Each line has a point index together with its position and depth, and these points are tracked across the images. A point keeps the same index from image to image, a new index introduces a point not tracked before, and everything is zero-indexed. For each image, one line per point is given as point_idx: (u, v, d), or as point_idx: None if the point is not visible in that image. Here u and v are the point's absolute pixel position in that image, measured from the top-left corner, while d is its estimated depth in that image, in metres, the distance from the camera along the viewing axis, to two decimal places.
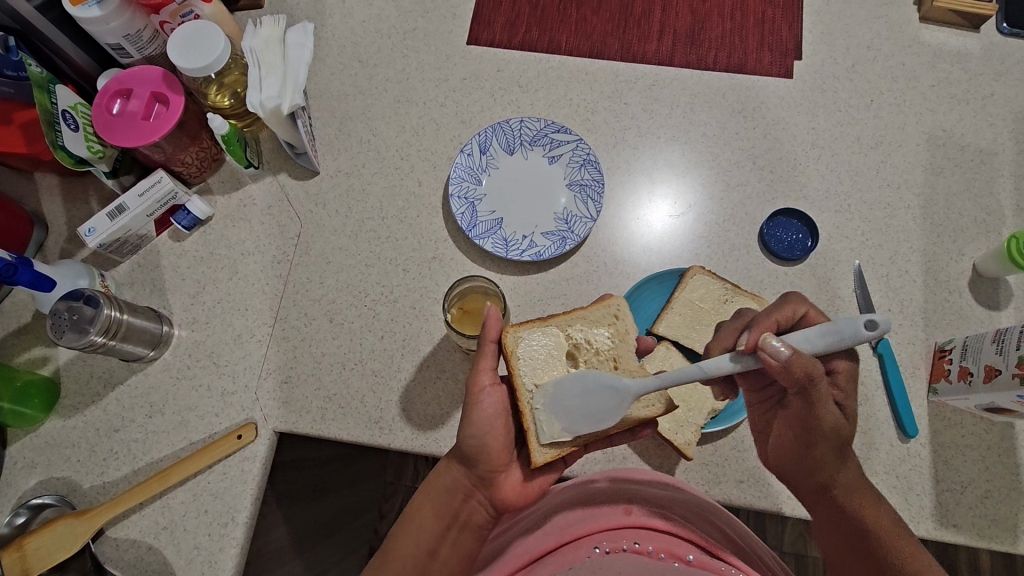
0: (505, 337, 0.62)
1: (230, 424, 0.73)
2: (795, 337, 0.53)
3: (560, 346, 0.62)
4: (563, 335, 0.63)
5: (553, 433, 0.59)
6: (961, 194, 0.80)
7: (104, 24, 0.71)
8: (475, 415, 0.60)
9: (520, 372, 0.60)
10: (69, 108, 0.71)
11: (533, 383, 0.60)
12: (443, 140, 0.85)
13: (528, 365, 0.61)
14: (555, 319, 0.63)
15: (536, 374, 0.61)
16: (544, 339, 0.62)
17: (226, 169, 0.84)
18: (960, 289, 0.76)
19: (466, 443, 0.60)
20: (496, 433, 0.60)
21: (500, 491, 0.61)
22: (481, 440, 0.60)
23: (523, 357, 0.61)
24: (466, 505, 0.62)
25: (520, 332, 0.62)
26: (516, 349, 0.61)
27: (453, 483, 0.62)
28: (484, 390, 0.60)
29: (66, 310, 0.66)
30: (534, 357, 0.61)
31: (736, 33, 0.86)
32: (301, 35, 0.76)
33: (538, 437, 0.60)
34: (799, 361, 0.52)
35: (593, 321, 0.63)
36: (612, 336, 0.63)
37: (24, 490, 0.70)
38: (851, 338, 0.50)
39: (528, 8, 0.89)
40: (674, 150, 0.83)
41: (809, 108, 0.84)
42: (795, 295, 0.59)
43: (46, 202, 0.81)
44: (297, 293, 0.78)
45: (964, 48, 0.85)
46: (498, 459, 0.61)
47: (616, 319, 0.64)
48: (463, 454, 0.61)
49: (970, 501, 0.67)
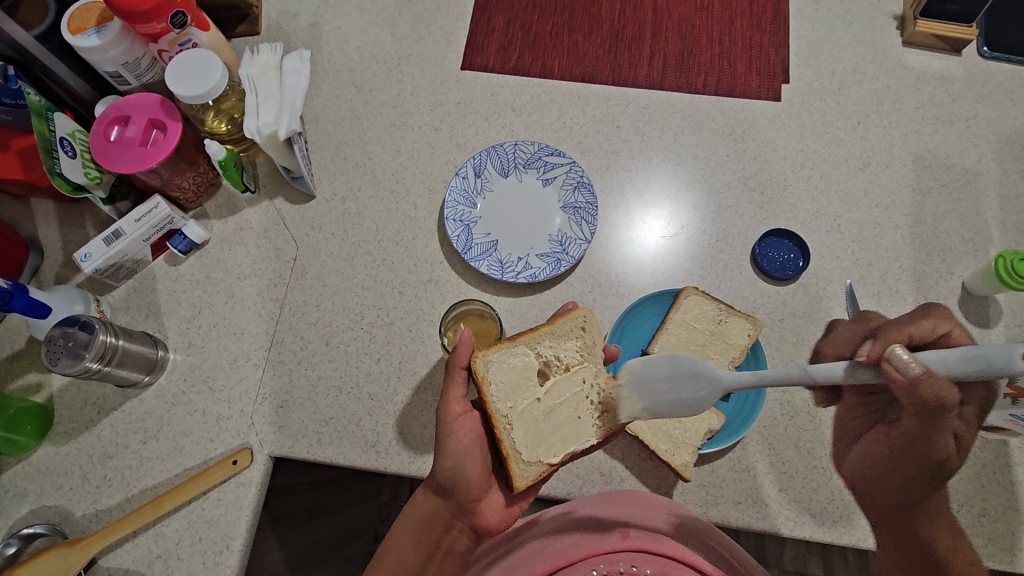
0: (475, 364, 0.61)
1: (225, 449, 0.73)
2: (930, 356, 0.51)
3: (530, 365, 0.62)
4: (532, 354, 0.63)
5: (533, 447, 0.60)
6: (948, 214, 0.81)
7: (104, 53, 0.72)
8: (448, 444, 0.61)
9: (493, 398, 0.61)
10: (67, 135, 0.71)
11: (506, 405, 0.61)
12: (439, 163, 0.86)
13: (500, 389, 0.61)
14: (522, 337, 0.63)
15: (508, 397, 0.61)
16: (513, 359, 0.62)
17: (222, 193, 0.84)
18: (950, 308, 0.77)
19: (443, 474, 0.61)
20: (473, 464, 0.61)
21: (480, 518, 0.63)
22: (460, 470, 0.61)
23: (494, 381, 0.61)
24: (447, 535, 0.62)
25: (488, 356, 0.62)
26: (486, 373, 0.61)
27: (430, 513, 0.63)
28: (455, 420, 0.61)
29: (61, 337, 0.65)
30: (504, 380, 0.61)
31: (725, 58, 0.88)
32: (297, 61, 0.76)
33: (517, 457, 0.61)
34: (931, 384, 0.51)
35: (561, 336, 0.64)
36: (580, 350, 0.63)
37: (15, 519, 0.69)
38: (1001, 367, 0.46)
39: (522, 34, 0.90)
40: (667, 172, 0.84)
41: (798, 130, 0.85)
42: (940, 310, 0.59)
43: (42, 227, 0.81)
44: (293, 317, 0.78)
45: (946, 71, 0.87)
46: (477, 488, 0.62)
47: (584, 330, 0.64)
48: (440, 485, 0.62)
49: (967, 519, 0.67)
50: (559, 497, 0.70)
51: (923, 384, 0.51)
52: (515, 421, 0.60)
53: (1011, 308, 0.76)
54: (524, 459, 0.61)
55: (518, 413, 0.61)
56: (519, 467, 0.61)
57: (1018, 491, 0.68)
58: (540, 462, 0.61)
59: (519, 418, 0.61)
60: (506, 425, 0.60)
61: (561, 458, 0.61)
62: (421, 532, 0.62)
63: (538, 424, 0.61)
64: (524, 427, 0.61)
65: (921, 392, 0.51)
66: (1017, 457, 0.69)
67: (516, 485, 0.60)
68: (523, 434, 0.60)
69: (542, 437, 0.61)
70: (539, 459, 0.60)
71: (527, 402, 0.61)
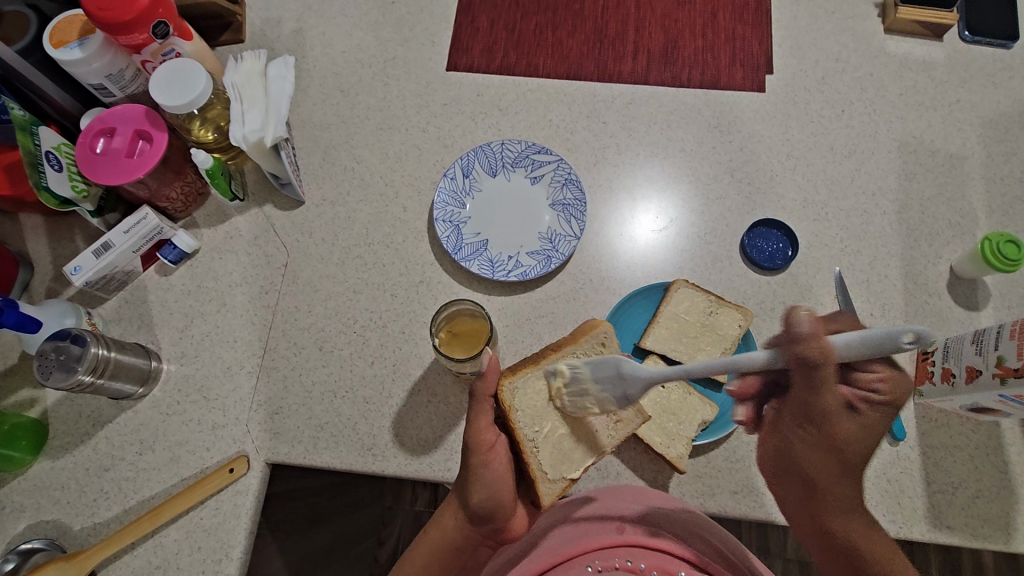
0: (501, 392, 0.61)
1: (222, 457, 0.73)
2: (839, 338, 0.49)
3: (553, 386, 0.62)
4: None
5: (560, 465, 0.62)
6: (934, 199, 0.82)
7: (86, 65, 0.72)
8: (480, 473, 0.61)
9: (521, 423, 0.61)
10: (52, 149, 0.71)
11: (533, 430, 0.61)
12: (427, 165, 0.86)
13: (526, 416, 0.61)
14: (547, 358, 0.62)
15: (532, 421, 0.61)
16: (538, 384, 0.62)
17: (212, 202, 0.84)
18: (939, 292, 0.77)
19: (475, 503, 0.61)
20: (504, 485, 0.61)
21: (512, 535, 0.64)
22: (493, 496, 0.61)
23: (520, 407, 0.61)
24: (475, 551, 0.65)
25: (514, 383, 0.61)
26: (513, 401, 0.61)
27: (460, 538, 0.63)
28: (488, 448, 0.61)
29: (52, 351, 0.65)
30: (529, 406, 0.61)
31: (708, 51, 0.89)
32: (282, 68, 0.77)
33: (544, 477, 0.61)
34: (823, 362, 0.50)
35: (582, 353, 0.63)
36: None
37: (13, 535, 0.69)
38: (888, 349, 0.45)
39: (505, 33, 0.91)
40: (654, 166, 0.85)
41: (783, 121, 0.86)
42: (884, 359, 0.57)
43: (31, 242, 0.81)
44: (286, 323, 0.78)
45: (928, 57, 0.88)
46: (510, 510, 0.62)
47: (604, 346, 0.64)
48: (474, 514, 0.62)
49: (961, 501, 0.68)
50: None
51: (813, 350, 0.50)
52: (539, 442, 0.61)
53: (1000, 290, 0.77)
54: (549, 478, 0.61)
55: (544, 436, 0.61)
56: (545, 485, 0.62)
57: (1013, 472, 0.69)
58: (564, 479, 0.62)
59: (545, 439, 0.61)
60: (530, 447, 0.61)
61: (582, 473, 0.62)
62: (449, 553, 0.64)
63: (564, 444, 0.62)
64: (547, 446, 0.61)
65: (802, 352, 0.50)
66: (1010, 438, 0.70)
67: (544, 503, 0.61)
68: (548, 454, 0.61)
69: (567, 454, 0.62)
70: (564, 475, 0.62)
71: (552, 423, 0.61)
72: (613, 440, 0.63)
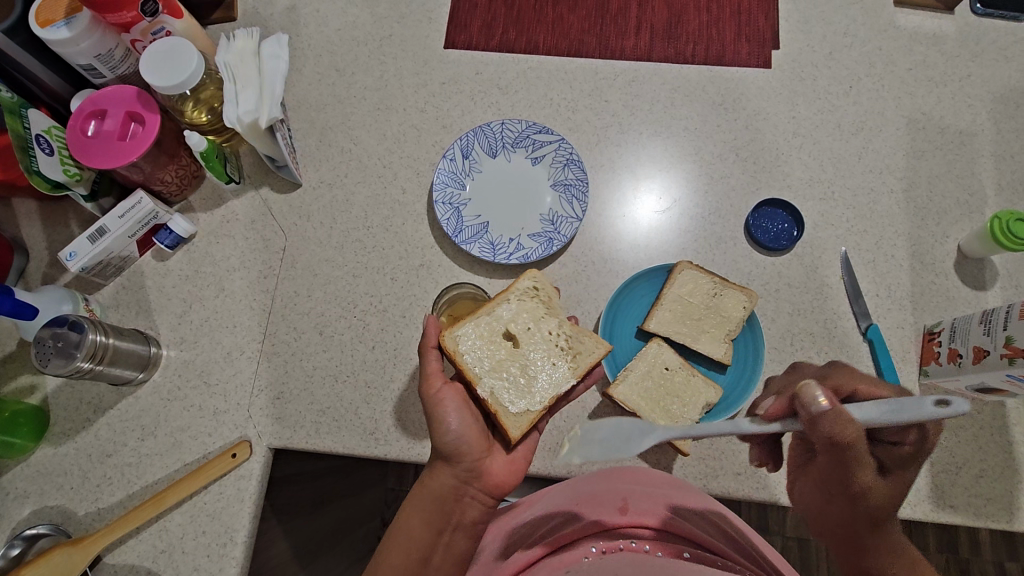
0: (445, 340, 0.64)
1: (224, 443, 0.73)
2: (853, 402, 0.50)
3: (494, 330, 0.66)
4: (495, 320, 0.66)
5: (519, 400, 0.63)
6: (943, 176, 0.80)
7: (75, 45, 0.70)
8: (437, 416, 0.61)
9: (470, 366, 0.64)
10: (43, 132, 0.69)
11: (483, 370, 0.64)
12: (425, 146, 0.84)
13: (474, 358, 0.64)
14: (483, 307, 0.67)
15: (481, 362, 0.64)
16: (478, 330, 0.66)
17: (207, 185, 0.83)
18: (946, 272, 0.76)
19: (441, 444, 0.61)
20: (470, 423, 0.62)
21: (493, 477, 0.63)
22: (458, 434, 0.61)
23: (466, 350, 0.65)
24: (460, 503, 0.61)
25: (456, 330, 0.66)
26: (458, 347, 0.65)
27: (443, 489, 0.61)
28: (440, 392, 0.62)
29: (49, 337, 0.64)
30: (475, 349, 0.65)
31: (714, 26, 0.86)
32: (276, 46, 0.75)
33: (507, 412, 0.63)
34: (835, 419, 0.49)
35: (517, 296, 0.68)
36: (538, 307, 0.67)
37: (18, 521, 0.69)
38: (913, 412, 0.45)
39: (504, 8, 0.88)
40: (657, 145, 0.83)
41: (789, 97, 0.84)
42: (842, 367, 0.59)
43: (26, 228, 0.80)
44: (285, 308, 0.78)
45: (939, 30, 0.86)
46: (480, 447, 0.62)
47: (535, 290, 0.68)
48: (442, 455, 0.61)
49: (965, 481, 0.68)
50: (560, 476, 0.70)
51: (831, 422, 0.50)
52: (492, 379, 0.64)
53: (1007, 270, 0.76)
54: (514, 412, 0.63)
55: (495, 374, 0.64)
56: (510, 419, 0.63)
57: (1017, 451, 0.69)
58: (528, 411, 0.63)
59: (499, 378, 0.64)
60: (486, 386, 0.63)
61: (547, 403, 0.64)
62: (434, 512, 0.60)
63: (519, 382, 0.64)
64: (504, 384, 0.64)
65: (823, 423, 0.50)
66: (1014, 417, 0.70)
67: (512, 434, 0.62)
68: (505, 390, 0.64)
69: (524, 390, 0.64)
70: (528, 408, 0.63)
71: (502, 363, 0.64)
72: (571, 370, 0.65)
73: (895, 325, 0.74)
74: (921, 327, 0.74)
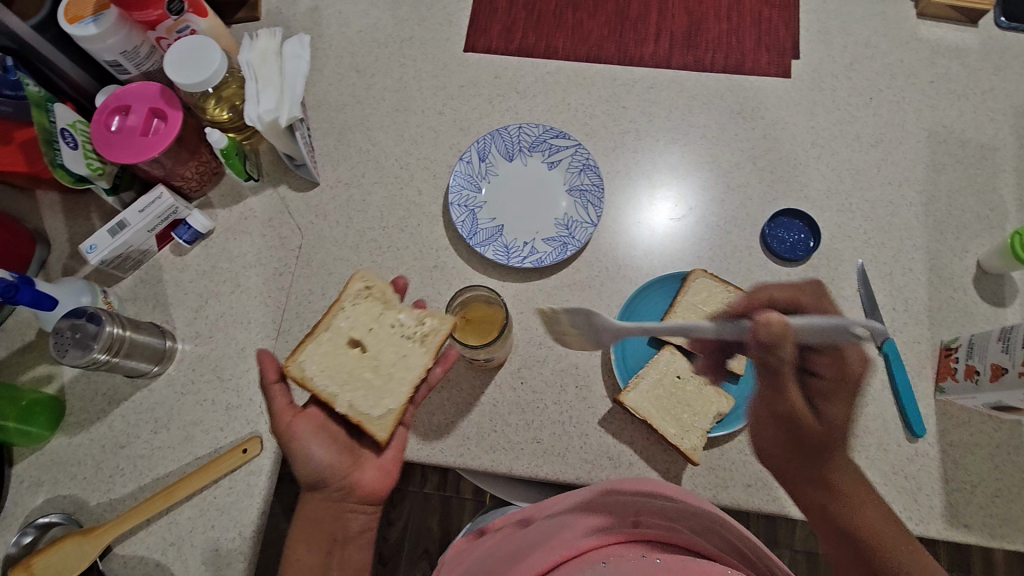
0: (288, 371, 0.65)
1: (236, 438, 0.73)
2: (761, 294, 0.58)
3: (339, 342, 0.66)
4: (339, 332, 0.66)
5: (377, 402, 0.64)
6: (963, 190, 0.79)
7: (102, 42, 0.71)
8: (295, 448, 0.62)
9: (320, 385, 0.64)
10: (68, 126, 0.71)
11: (340, 389, 0.64)
12: (442, 149, 0.85)
13: (324, 378, 0.65)
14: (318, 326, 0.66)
15: (333, 378, 0.65)
16: (321, 347, 0.66)
17: (226, 182, 0.84)
18: (965, 287, 0.75)
19: (302, 474, 0.62)
20: (321, 447, 0.62)
21: (365, 489, 0.64)
22: (310, 457, 0.62)
23: (315, 374, 0.65)
24: (341, 520, 0.63)
25: (300, 357, 0.65)
26: (305, 374, 0.65)
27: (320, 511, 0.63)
28: (292, 423, 0.63)
29: (68, 329, 0.66)
30: (322, 368, 0.65)
31: (733, 34, 0.86)
32: (298, 46, 0.76)
33: (368, 418, 0.64)
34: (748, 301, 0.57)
35: (351, 307, 0.67)
36: (373, 309, 0.67)
37: (31, 508, 0.70)
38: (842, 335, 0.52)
39: (524, 13, 0.89)
40: (674, 152, 0.83)
41: (808, 108, 0.83)
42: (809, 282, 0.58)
43: (48, 219, 0.82)
44: (299, 306, 0.78)
45: (962, 43, 0.85)
46: (343, 467, 0.63)
47: (369, 291, 0.68)
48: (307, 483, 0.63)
49: (980, 500, 0.67)
50: (569, 482, 0.70)
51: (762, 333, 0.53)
52: (347, 392, 0.64)
53: None
54: (374, 417, 0.64)
55: (348, 386, 0.64)
56: (374, 422, 0.64)
57: None
58: (390, 411, 0.64)
59: (354, 391, 0.64)
60: (343, 398, 0.64)
61: (405, 400, 0.65)
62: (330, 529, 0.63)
63: (371, 386, 0.65)
64: (361, 393, 0.64)
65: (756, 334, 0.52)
66: None
67: (375, 435, 0.63)
68: (354, 399, 0.64)
69: (380, 391, 0.64)
70: (387, 406, 0.64)
71: (349, 373, 0.65)
72: (425, 356, 0.65)
73: (912, 340, 0.73)
74: (938, 342, 0.73)
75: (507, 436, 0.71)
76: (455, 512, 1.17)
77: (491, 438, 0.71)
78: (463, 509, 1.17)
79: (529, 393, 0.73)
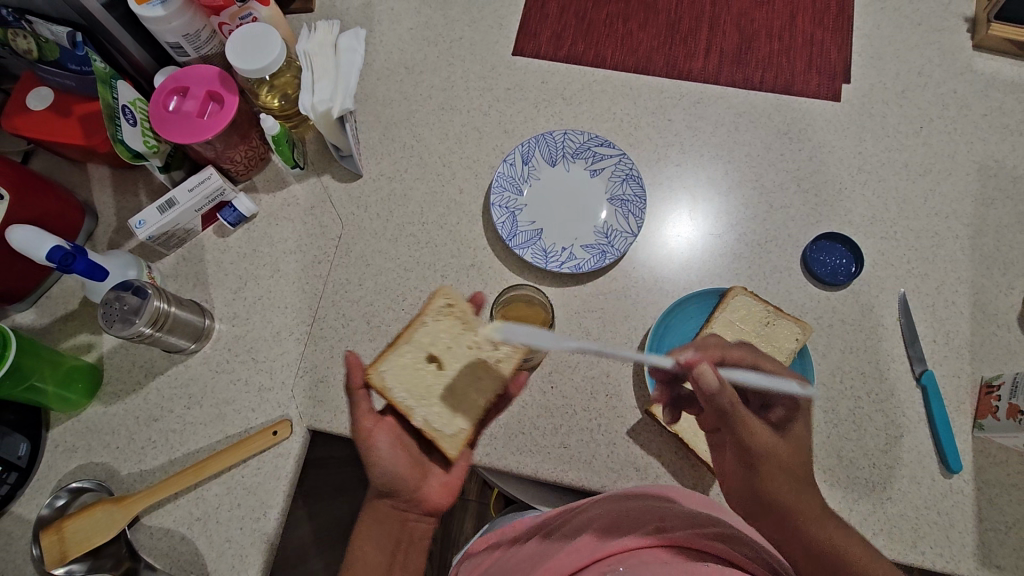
0: (372, 379, 0.63)
1: (265, 419, 0.74)
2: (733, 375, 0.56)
3: (419, 357, 0.64)
4: (420, 346, 0.65)
5: (449, 420, 0.62)
6: (1012, 226, 0.78)
7: (166, 24, 0.73)
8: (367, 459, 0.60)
9: (402, 401, 0.63)
10: (129, 103, 0.72)
11: (417, 399, 0.63)
12: (485, 149, 0.85)
13: (403, 391, 0.63)
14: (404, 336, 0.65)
15: (411, 392, 0.63)
16: (400, 360, 0.64)
17: (272, 168, 0.86)
18: (1009, 324, 0.74)
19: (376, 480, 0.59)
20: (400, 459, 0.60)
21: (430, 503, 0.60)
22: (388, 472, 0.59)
23: (395, 387, 0.63)
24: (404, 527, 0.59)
25: (382, 368, 0.64)
26: (387, 385, 0.63)
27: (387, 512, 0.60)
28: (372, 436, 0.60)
29: (116, 301, 0.68)
30: (400, 380, 0.64)
31: (784, 54, 0.86)
32: (353, 40, 0.78)
33: (440, 433, 0.62)
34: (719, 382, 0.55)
35: (433, 321, 0.65)
36: (456, 326, 0.65)
37: (63, 474, 0.72)
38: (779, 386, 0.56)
39: (575, 21, 0.89)
40: (718, 167, 0.83)
41: (856, 133, 0.83)
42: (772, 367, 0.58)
43: (97, 193, 0.84)
44: (336, 294, 0.79)
45: (1017, 77, 0.84)
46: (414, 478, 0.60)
47: (450, 307, 0.66)
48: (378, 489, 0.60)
49: (1014, 543, 0.65)
50: (594, 490, 0.70)
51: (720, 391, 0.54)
52: (423, 407, 0.63)
53: None
54: (449, 435, 0.62)
55: (423, 399, 0.63)
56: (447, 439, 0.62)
57: None
58: (462, 430, 0.62)
59: (428, 408, 0.63)
60: (419, 412, 0.62)
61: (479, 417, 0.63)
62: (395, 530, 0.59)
63: (449, 405, 0.63)
64: (435, 410, 0.63)
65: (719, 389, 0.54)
66: None
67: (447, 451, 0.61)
68: (431, 415, 0.62)
69: (455, 408, 0.63)
70: (461, 425, 0.62)
71: (425, 388, 0.63)
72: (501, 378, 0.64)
73: (951, 374, 0.72)
74: (978, 378, 0.72)
75: (535, 440, 0.71)
76: (460, 510, 1.17)
77: (517, 440, 0.71)
78: (468, 508, 1.17)
79: (558, 397, 0.73)
